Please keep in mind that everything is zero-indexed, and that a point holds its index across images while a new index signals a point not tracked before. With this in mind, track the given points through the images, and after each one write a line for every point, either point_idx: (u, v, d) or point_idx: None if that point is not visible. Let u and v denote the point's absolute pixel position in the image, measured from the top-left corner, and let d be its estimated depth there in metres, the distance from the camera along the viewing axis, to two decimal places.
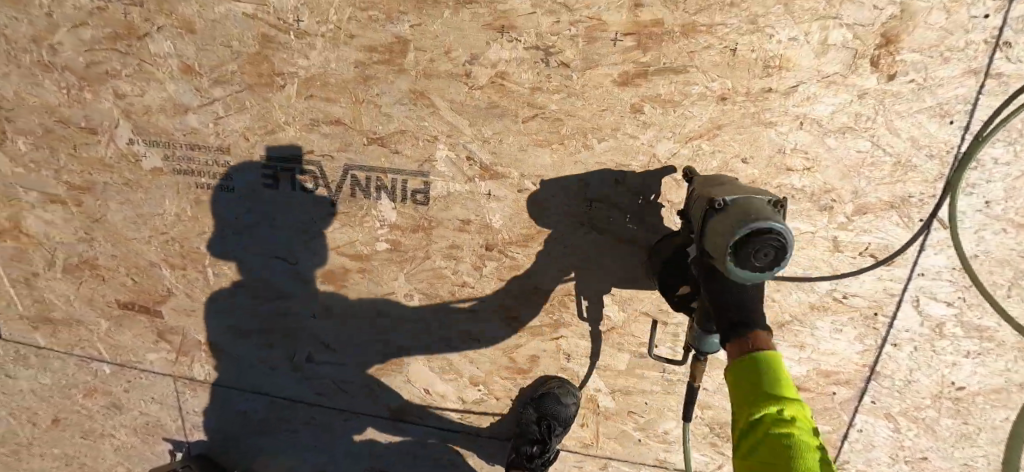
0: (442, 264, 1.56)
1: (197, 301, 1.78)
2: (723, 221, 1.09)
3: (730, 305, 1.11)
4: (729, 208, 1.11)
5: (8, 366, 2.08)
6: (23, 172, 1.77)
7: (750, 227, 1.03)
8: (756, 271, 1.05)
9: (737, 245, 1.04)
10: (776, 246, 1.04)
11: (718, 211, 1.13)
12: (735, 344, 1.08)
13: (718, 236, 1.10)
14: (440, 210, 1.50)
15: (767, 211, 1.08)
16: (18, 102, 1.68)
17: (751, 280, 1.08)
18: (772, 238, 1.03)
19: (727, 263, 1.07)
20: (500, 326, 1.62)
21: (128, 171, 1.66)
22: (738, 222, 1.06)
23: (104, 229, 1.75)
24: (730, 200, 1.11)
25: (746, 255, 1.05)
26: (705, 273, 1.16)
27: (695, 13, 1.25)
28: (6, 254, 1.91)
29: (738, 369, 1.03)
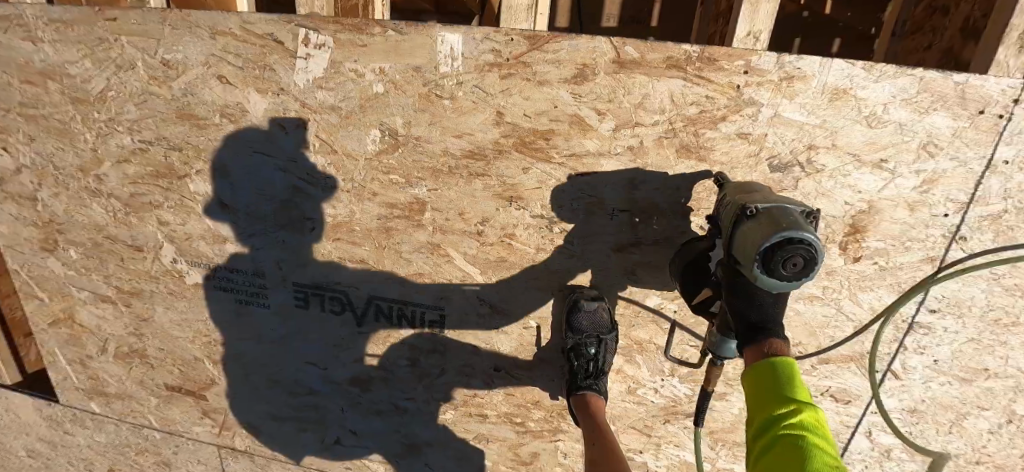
0: (455, 379, 1.76)
1: (236, 389, 2.00)
2: (753, 232, 1.14)
3: (751, 309, 1.19)
4: (760, 215, 1.15)
5: (67, 425, 2.32)
6: (75, 274, 1.94)
7: (781, 233, 1.08)
8: (782, 279, 1.11)
9: (772, 245, 1.09)
10: (806, 256, 1.09)
11: (749, 218, 1.17)
12: (755, 350, 1.18)
13: (749, 256, 1.14)
14: (455, 337, 1.69)
15: (798, 222, 1.11)
16: (68, 217, 1.84)
17: (777, 288, 1.13)
18: (800, 249, 1.08)
19: (755, 270, 1.12)
20: (506, 429, 1.81)
21: (173, 283, 1.85)
22: (771, 226, 1.10)
23: (152, 327, 1.96)
24: (760, 211, 1.15)
25: (776, 264, 1.09)
26: (728, 280, 1.23)
27: (684, 198, 1.39)
28: (60, 338, 2.09)
29: (756, 371, 1.14)
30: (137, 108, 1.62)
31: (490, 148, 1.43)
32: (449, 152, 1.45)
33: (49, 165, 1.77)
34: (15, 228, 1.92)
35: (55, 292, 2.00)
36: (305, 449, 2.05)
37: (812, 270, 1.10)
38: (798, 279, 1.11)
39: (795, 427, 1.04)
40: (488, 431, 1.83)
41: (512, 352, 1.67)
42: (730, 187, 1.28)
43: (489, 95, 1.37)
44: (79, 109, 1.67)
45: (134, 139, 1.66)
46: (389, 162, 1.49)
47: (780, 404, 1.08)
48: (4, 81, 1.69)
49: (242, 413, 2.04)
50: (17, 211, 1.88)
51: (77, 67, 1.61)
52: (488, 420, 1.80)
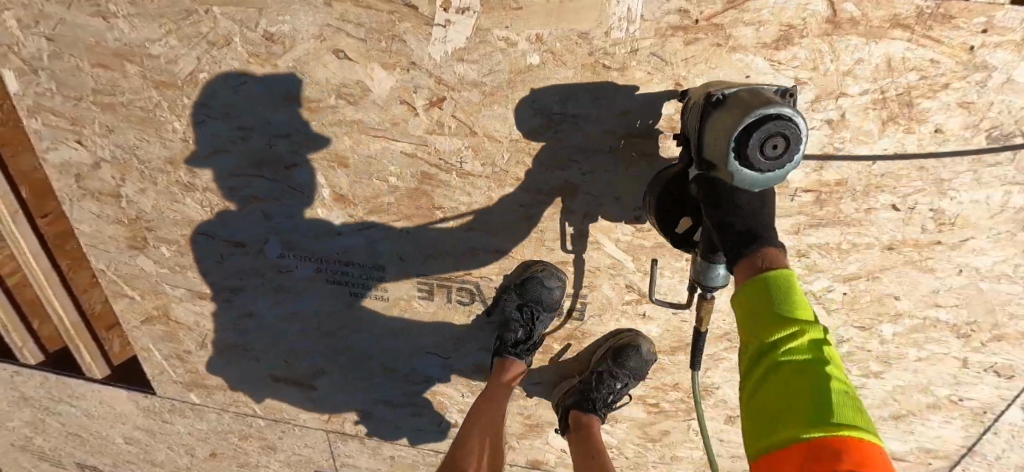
0: (589, 364, 1.70)
1: (349, 379, 1.95)
2: (728, 114, 0.99)
3: (737, 220, 1.01)
4: (735, 97, 1.01)
5: (166, 414, 2.42)
6: (168, 272, 1.87)
7: (762, 108, 0.95)
8: (760, 166, 0.97)
9: (750, 121, 0.95)
10: (786, 137, 0.95)
11: (717, 105, 1.04)
12: (749, 261, 0.97)
13: (722, 140, 1.00)
14: (595, 324, 1.60)
15: (776, 97, 0.99)
16: (159, 214, 1.72)
17: (755, 185, 1.00)
18: (781, 130, 0.95)
19: (729, 154, 0.99)
20: (637, 408, 1.78)
21: (279, 278, 1.74)
22: (748, 105, 0.97)
23: (257, 321, 1.89)
24: (735, 92, 1.02)
25: (752, 148, 0.96)
26: (706, 180, 1.07)
27: (882, 175, 1.23)
28: (156, 333, 2.09)
29: (749, 289, 0.94)
30: (232, 92, 1.42)
31: (663, 127, 1.24)
32: (610, 130, 1.26)
33: (134, 159, 1.62)
34: (103, 229, 1.84)
35: (149, 290, 1.96)
36: (422, 431, 2.04)
37: (790, 157, 0.97)
38: (776, 169, 0.98)
39: (792, 351, 0.89)
40: (618, 411, 1.80)
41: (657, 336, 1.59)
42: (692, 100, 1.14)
43: (668, 64, 1.16)
44: (163, 95, 1.47)
45: (231, 126, 1.48)
46: (539, 143, 1.29)
47: (777, 324, 0.91)
48: (72, 66, 1.49)
49: (356, 400, 2.01)
50: (100, 209, 1.79)
51: (159, 46, 1.40)
52: (620, 401, 1.77)
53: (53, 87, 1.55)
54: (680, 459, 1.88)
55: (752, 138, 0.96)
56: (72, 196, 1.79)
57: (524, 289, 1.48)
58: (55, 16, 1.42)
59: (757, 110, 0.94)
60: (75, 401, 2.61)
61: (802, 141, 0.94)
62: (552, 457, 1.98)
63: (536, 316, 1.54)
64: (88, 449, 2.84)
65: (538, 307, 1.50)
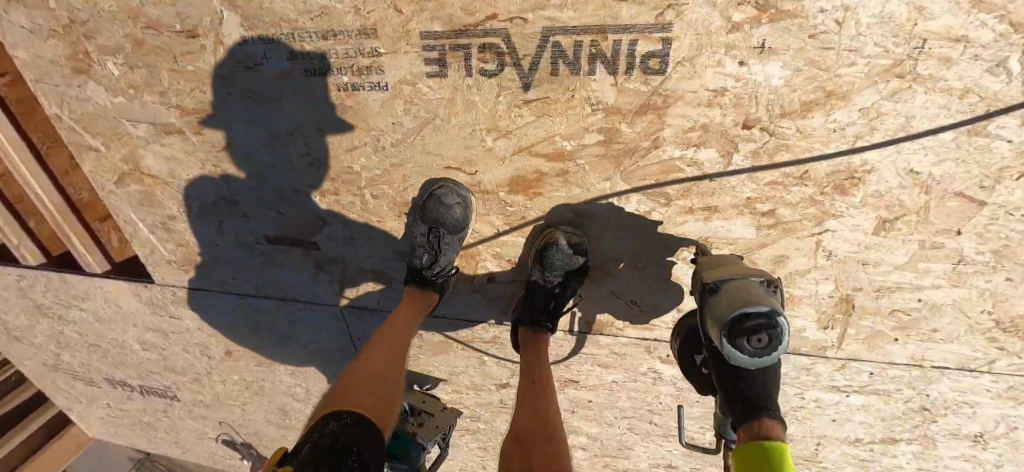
0: (675, 159, 1.17)
1: (357, 230, 1.54)
2: (716, 312, 1.07)
3: (740, 386, 1.06)
4: (724, 287, 1.09)
5: (171, 308, 2.13)
6: (124, 101, 1.50)
7: (742, 309, 1.03)
8: (748, 355, 1.03)
9: (731, 321, 1.03)
10: (769, 333, 1.02)
11: (710, 293, 1.11)
12: (749, 430, 1.02)
13: (716, 327, 1.07)
14: (683, 81, 1.08)
15: (764, 295, 1.06)
16: (93, 9, 1.34)
17: (749, 365, 1.05)
18: (762, 324, 1.01)
19: (721, 340, 1.05)
20: (744, 226, 1.24)
21: (248, 81, 1.32)
22: (731, 303, 1.05)
23: (235, 158, 1.50)
24: (724, 281, 1.10)
25: (741, 336, 1.02)
26: (710, 358, 1.14)
27: None
28: (133, 198, 1.75)
29: (745, 454, 0.99)
30: None
31: None
32: None
33: None
34: (42, 52, 1.49)
35: (111, 135, 1.60)
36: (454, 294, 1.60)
37: (776, 347, 1.02)
38: (765, 353, 1.03)
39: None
40: (716, 234, 1.26)
41: (787, 86, 1.05)
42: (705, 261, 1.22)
43: None
44: None
45: None
46: None
47: None
48: None
49: (368, 256, 1.60)
50: (31, 20, 1.43)
51: None
52: (719, 216, 1.23)
53: None
54: (800, 301, 1.32)
55: (744, 324, 1.02)
56: None
57: (425, 208, 1.33)
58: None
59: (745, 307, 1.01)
60: (81, 304, 2.34)
61: (786, 331, 1.01)
62: (618, 316, 1.49)
63: (442, 238, 1.38)
64: (111, 362, 2.65)
65: (439, 226, 1.35)
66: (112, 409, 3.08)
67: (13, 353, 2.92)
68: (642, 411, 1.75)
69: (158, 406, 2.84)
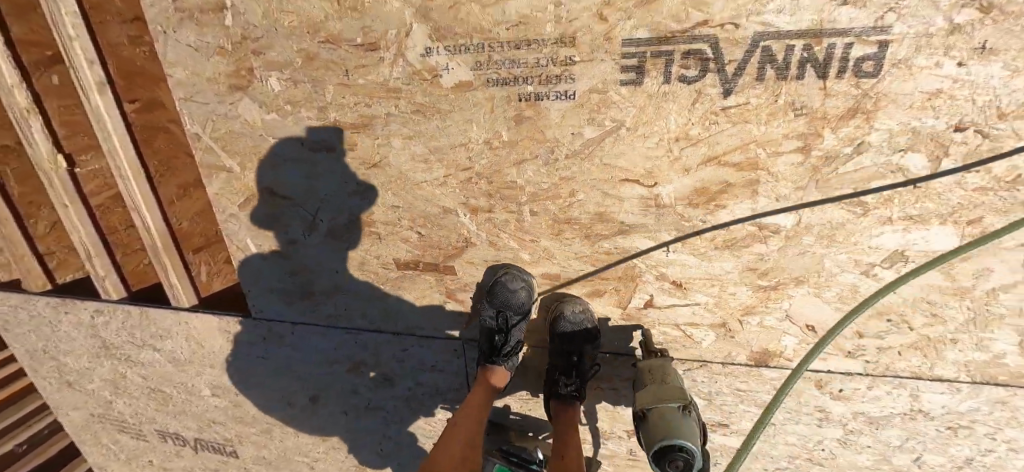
0: (874, 165, 1.16)
1: (503, 251, 1.47)
2: (646, 436, 1.29)
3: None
4: (651, 418, 1.30)
5: (261, 346, 2.00)
6: (276, 118, 1.49)
7: (665, 441, 1.25)
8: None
9: (658, 451, 1.26)
10: (685, 457, 1.25)
11: (642, 420, 1.32)
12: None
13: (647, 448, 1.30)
14: (896, 84, 1.08)
15: (677, 426, 1.27)
16: (271, 25, 1.37)
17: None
18: (680, 455, 1.25)
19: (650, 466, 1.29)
20: (950, 239, 1.20)
21: (421, 93, 1.32)
22: (651, 440, 1.28)
23: (384, 175, 1.47)
24: (649, 408, 1.31)
25: (667, 464, 1.26)
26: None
27: None
28: (255, 222, 1.69)
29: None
30: None
31: None
32: None
33: None
34: (200, 72, 1.50)
35: (250, 153, 1.58)
36: (602, 323, 1.49)
37: (692, 462, 1.25)
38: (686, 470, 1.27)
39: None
40: (914, 245, 1.23)
41: (1006, 88, 1.06)
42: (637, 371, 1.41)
43: None
44: None
45: None
46: None
47: None
48: None
49: (494, 271, 1.50)
50: (199, 37, 1.45)
51: None
52: (919, 225, 1.20)
53: None
54: (1003, 321, 1.28)
55: (668, 457, 1.26)
56: (167, 25, 1.46)
57: (493, 294, 1.45)
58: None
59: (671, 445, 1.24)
60: (158, 344, 2.18)
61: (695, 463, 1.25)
62: (789, 344, 1.40)
63: (510, 319, 1.50)
64: (171, 411, 2.40)
65: (508, 309, 1.47)
66: (153, 467, 2.82)
67: (56, 400, 2.66)
68: (799, 462, 1.57)
69: (211, 464, 2.61)
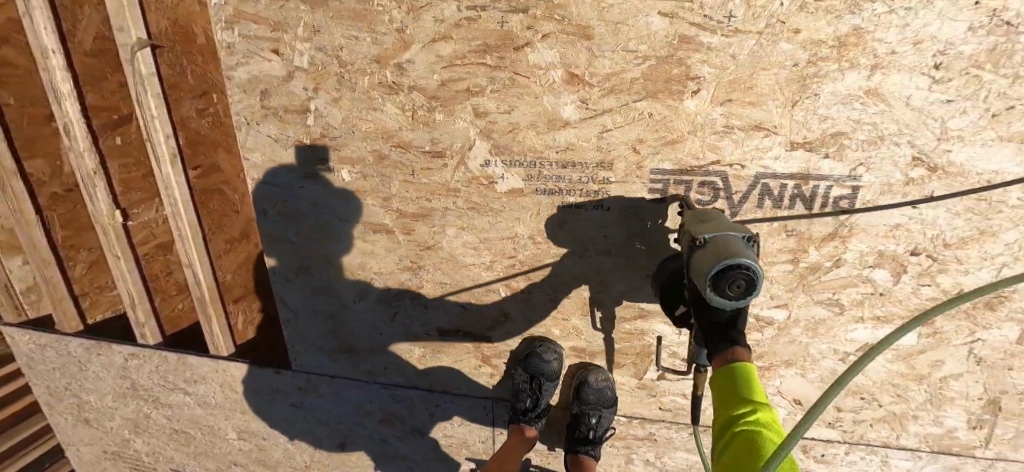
0: (848, 276, 1.45)
1: (537, 324, 1.71)
2: (703, 260, 1.23)
3: (713, 315, 1.25)
4: (710, 243, 1.24)
5: (297, 396, 2.15)
6: (342, 202, 1.70)
7: (724, 260, 1.18)
8: (732, 301, 1.20)
9: (718, 271, 1.19)
10: (747, 278, 1.18)
11: (700, 247, 1.26)
12: (721, 358, 1.23)
13: (702, 272, 1.22)
14: (866, 217, 1.38)
15: (740, 249, 1.21)
16: (349, 128, 1.59)
17: (732, 309, 1.22)
18: (743, 275, 1.18)
19: (705, 290, 1.22)
20: (909, 336, 1.49)
21: (477, 194, 1.56)
22: (715, 254, 1.20)
23: (436, 257, 1.69)
24: (709, 239, 1.25)
25: (723, 287, 1.19)
26: (692, 291, 1.31)
27: None
28: (308, 287, 1.88)
29: (722, 380, 1.20)
30: None
31: None
32: None
33: (335, 62, 1.53)
34: (275, 158, 1.70)
35: (312, 229, 1.77)
36: (619, 390, 1.75)
37: (753, 288, 1.18)
38: (744, 298, 1.20)
39: (748, 425, 1.13)
40: (881, 340, 1.51)
41: (948, 225, 1.35)
42: (689, 214, 1.37)
43: None
44: None
45: (460, 7, 1.39)
46: None
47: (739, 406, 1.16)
48: None
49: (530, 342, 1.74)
50: (279, 131, 1.66)
51: None
52: (885, 324, 1.48)
53: None
54: (954, 402, 1.54)
55: (727, 277, 1.18)
56: (251, 118, 1.67)
57: (528, 364, 1.69)
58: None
59: (733, 256, 1.17)
60: (189, 388, 2.28)
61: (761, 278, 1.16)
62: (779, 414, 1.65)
63: (542, 385, 1.71)
64: (190, 452, 2.45)
65: (541, 377, 1.70)
66: None
67: (69, 436, 2.67)
68: None
69: None
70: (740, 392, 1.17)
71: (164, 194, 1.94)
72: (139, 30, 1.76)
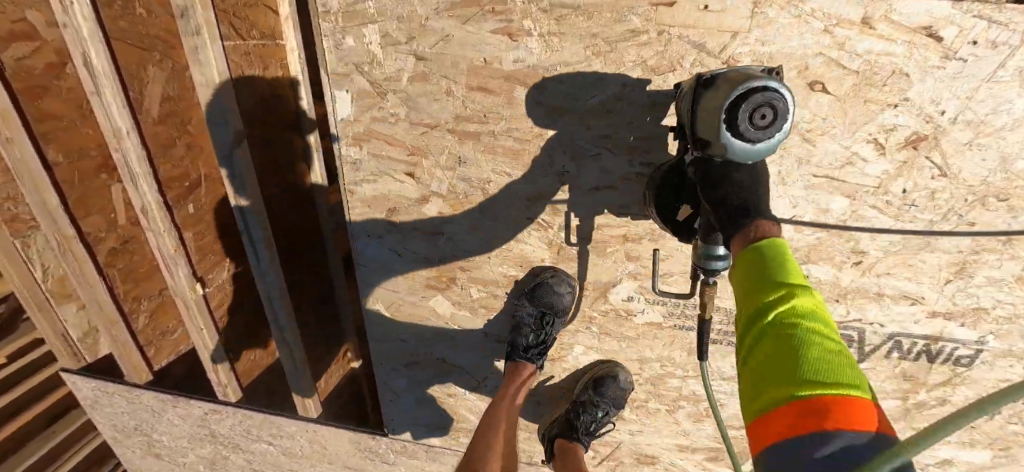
0: (947, 411, 1.60)
1: (647, 424, 1.81)
2: (713, 101, 1.00)
3: (730, 186, 0.99)
4: (720, 82, 1.01)
5: (389, 455, 2.23)
6: (466, 314, 1.67)
7: (739, 85, 0.96)
8: (750, 130, 0.96)
9: (734, 98, 0.96)
10: (769, 104, 0.94)
11: (706, 88, 1.04)
12: (742, 234, 0.94)
13: (714, 114, 1.00)
14: (982, 370, 1.49)
15: (755, 74, 0.99)
16: (485, 255, 1.53)
17: (750, 158, 0.99)
18: (765, 96, 0.94)
19: (722, 127, 0.97)
20: (984, 453, 1.69)
21: (614, 322, 1.58)
22: (727, 87, 0.98)
23: (558, 365, 1.74)
24: (718, 76, 1.04)
25: (741, 120, 0.95)
26: (699, 155, 1.07)
27: None
28: (418, 376, 1.90)
29: (744, 261, 0.89)
30: (653, 123, 1.23)
31: None
32: None
33: (481, 194, 1.40)
34: (396, 270, 1.62)
35: (429, 331, 1.76)
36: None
37: (779, 124, 0.95)
38: (766, 140, 0.97)
39: (786, 317, 0.79)
40: (959, 455, 1.72)
41: None
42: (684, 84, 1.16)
43: None
44: (556, 125, 1.27)
45: (631, 162, 1.29)
46: (1015, 187, 1.20)
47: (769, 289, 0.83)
48: (439, 89, 1.27)
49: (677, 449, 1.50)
50: (405, 247, 1.57)
51: (575, 69, 1.20)
52: (967, 445, 1.68)
53: (404, 111, 1.32)
54: None
55: (741, 109, 0.95)
56: (373, 233, 1.56)
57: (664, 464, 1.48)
58: (440, 33, 1.21)
59: (745, 81, 0.95)
60: (275, 440, 2.35)
61: (788, 105, 0.93)
62: None
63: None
64: None
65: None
66: None
67: (139, 464, 2.83)
68: None
69: None
70: (770, 271, 0.85)
71: (261, 285, 1.91)
72: (239, 132, 1.61)
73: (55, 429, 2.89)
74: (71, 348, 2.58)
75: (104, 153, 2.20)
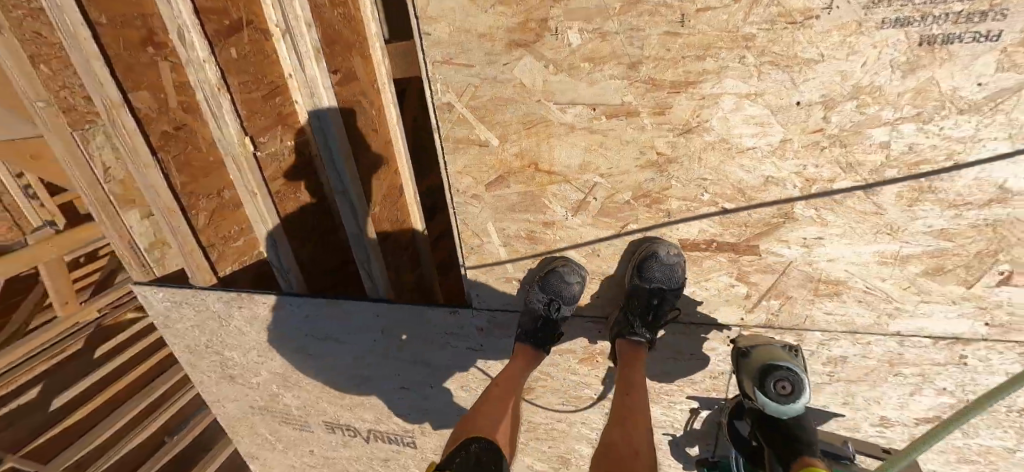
0: None
1: (832, 228, 1.26)
2: (747, 371, 1.35)
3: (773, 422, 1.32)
4: (751, 353, 1.37)
5: (473, 337, 1.95)
6: (565, 79, 1.24)
7: (767, 363, 1.31)
8: (778, 401, 1.29)
9: (759, 375, 1.31)
10: (790, 380, 1.28)
11: (740, 358, 1.40)
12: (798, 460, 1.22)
13: (748, 379, 1.34)
14: None
15: (780, 354, 1.34)
16: None
17: (783, 413, 1.30)
18: (784, 374, 1.29)
19: (754, 390, 1.32)
20: None
21: (786, 40, 1.08)
22: (758, 361, 1.34)
23: (696, 145, 1.24)
24: (749, 348, 1.39)
25: (768, 387, 1.29)
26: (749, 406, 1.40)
27: None
28: (505, 202, 1.47)
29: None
30: None
31: None
32: None
33: None
34: (471, 26, 1.24)
35: (516, 124, 1.34)
36: (929, 307, 1.33)
37: (800, 393, 1.28)
38: (792, 400, 1.29)
39: None
40: None
41: None
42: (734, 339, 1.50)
43: None
44: None
45: None
46: None
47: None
48: None
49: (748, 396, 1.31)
50: None
51: None
52: None
53: None
54: None
55: (767, 380, 1.30)
56: None
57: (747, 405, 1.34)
58: None
59: (769, 362, 1.31)
60: (346, 337, 2.16)
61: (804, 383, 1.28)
62: None
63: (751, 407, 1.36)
64: (348, 403, 2.40)
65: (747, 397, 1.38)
66: (313, 455, 2.77)
67: (216, 393, 2.65)
68: None
69: (382, 453, 2.56)
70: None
71: (318, 129, 1.69)
72: (329, 104, 1.68)
73: (156, 380, 2.79)
74: (136, 258, 2.28)
75: (152, 24, 1.91)
